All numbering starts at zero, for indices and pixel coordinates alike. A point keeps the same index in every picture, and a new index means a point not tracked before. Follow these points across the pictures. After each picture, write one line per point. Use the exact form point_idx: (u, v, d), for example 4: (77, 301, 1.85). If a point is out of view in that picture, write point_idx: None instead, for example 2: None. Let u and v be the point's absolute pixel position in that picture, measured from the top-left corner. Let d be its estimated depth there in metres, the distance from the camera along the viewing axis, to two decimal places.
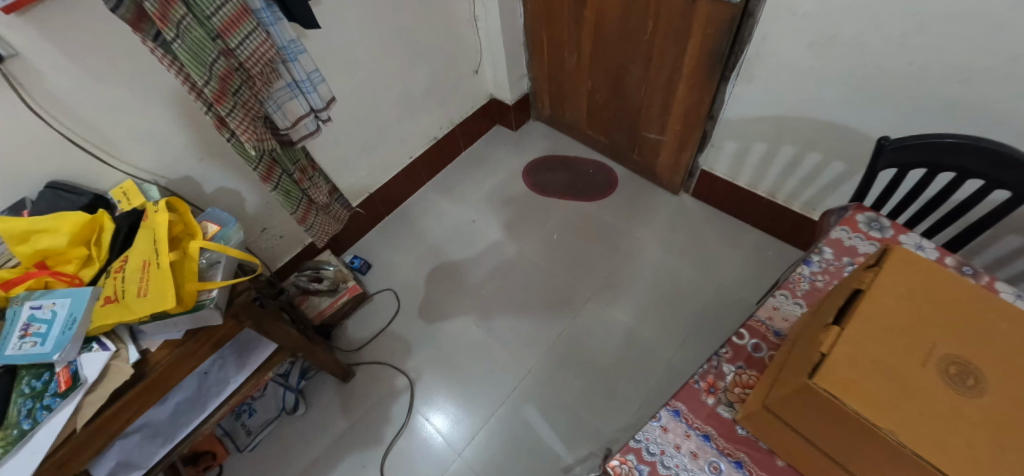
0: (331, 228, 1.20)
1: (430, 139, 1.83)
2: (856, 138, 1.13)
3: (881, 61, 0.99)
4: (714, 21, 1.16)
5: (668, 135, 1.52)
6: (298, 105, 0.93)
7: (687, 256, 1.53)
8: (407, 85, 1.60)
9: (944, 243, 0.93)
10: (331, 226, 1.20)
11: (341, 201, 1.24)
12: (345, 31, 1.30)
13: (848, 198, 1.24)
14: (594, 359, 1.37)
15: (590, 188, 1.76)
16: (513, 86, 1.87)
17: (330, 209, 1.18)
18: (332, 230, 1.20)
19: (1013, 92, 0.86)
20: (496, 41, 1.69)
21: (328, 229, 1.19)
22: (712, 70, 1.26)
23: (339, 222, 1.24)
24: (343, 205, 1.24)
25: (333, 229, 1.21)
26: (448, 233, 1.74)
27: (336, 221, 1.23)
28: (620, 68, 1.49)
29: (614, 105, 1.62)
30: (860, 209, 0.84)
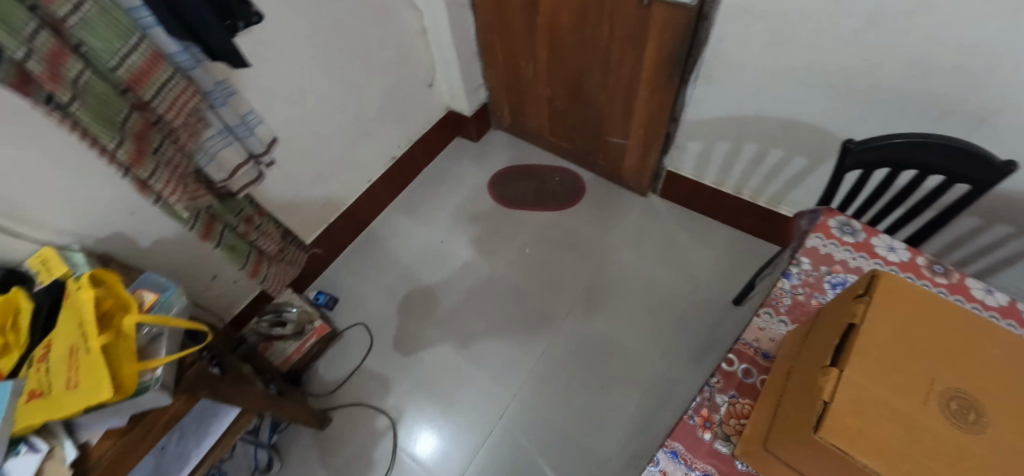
0: (286, 275, 1.12)
1: (388, 160, 1.74)
2: (815, 133, 1.15)
3: (836, 58, 1.00)
4: (670, 25, 1.13)
5: (632, 139, 1.50)
6: (236, 153, 0.85)
7: (661, 258, 1.53)
8: (359, 107, 1.51)
9: (909, 235, 0.95)
10: (285, 272, 1.11)
11: (294, 243, 1.15)
12: (286, 58, 1.20)
13: (811, 191, 1.26)
14: (581, 375, 1.34)
15: (558, 197, 1.73)
16: (471, 98, 1.81)
17: (281, 255, 1.09)
18: (288, 277, 1.11)
19: (961, 83, 0.89)
20: (449, 53, 1.62)
21: (283, 276, 1.10)
22: (671, 75, 1.24)
23: (294, 266, 1.15)
24: (295, 249, 1.16)
25: (289, 275, 1.12)
26: (418, 257, 1.67)
27: (290, 266, 1.14)
28: (579, 75, 1.46)
29: (576, 111, 1.59)
30: (831, 214, 0.84)
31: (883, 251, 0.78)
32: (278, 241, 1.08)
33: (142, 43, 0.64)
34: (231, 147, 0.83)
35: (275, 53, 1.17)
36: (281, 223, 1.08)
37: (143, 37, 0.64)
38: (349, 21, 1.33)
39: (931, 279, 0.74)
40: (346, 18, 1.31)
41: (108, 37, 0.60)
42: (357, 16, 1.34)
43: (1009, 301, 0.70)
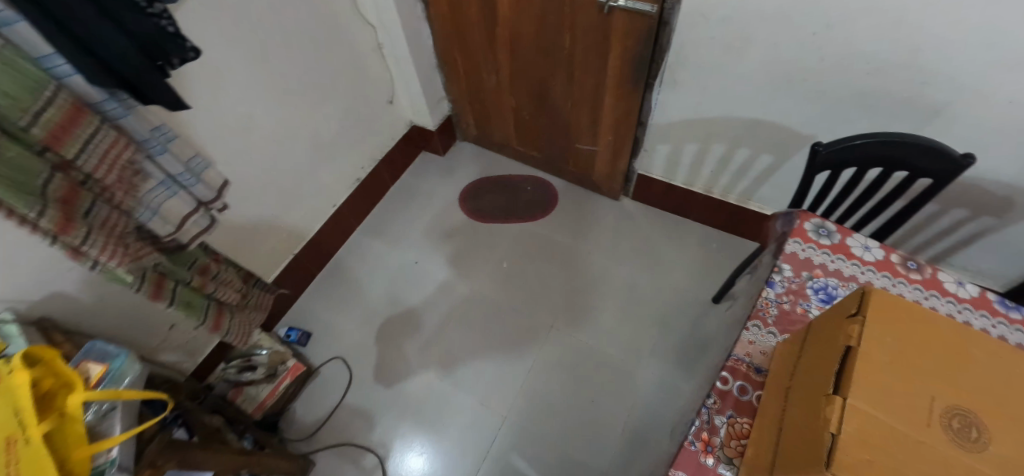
0: (250, 323, 1.04)
1: (351, 182, 1.67)
2: (779, 131, 1.17)
3: (795, 60, 1.02)
4: (632, 32, 1.12)
5: (601, 145, 1.49)
6: (182, 203, 0.77)
7: (639, 262, 1.53)
8: (317, 130, 1.43)
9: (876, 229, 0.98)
10: (248, 320, 1.03)
11: (255, 288, 1.07)
12: (233, 86, 1.11)
13: (777, 187, 1.29)
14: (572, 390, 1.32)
15: (532, 207, 1.70)
16: (434, 111, 1.75)
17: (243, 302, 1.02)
18: (252, 325, 1.04)
19: (915, 80, 0.92)
20: (408, 68, 1.56)
21: (247, 325, 1.03)
22: (636, 81, 1.23)
23: (258, 312, 1.08)
24: (256, 295, 1.08)
25: (252, 323, 1.04)
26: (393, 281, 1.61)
27: (254, 312, 1.06)
28: (543, 84, 1.43)
29: (543, 120, 1.56)
30: (806, 217, 0.85)
31: (858, 251, 0.80)
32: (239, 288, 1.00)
33: (58, 95, 0.57)
34: (176, 197, 0.76)
35: (221, 82, 1.08)
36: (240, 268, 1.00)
37: (58, 88, 0.57)
38: (299, 41, 1.25)
39: (905, 276, 0.76)
40: (295, 39, 1.23)
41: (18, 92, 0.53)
42: (307, 35, 1.26)
43: (978, 292, 0.74)
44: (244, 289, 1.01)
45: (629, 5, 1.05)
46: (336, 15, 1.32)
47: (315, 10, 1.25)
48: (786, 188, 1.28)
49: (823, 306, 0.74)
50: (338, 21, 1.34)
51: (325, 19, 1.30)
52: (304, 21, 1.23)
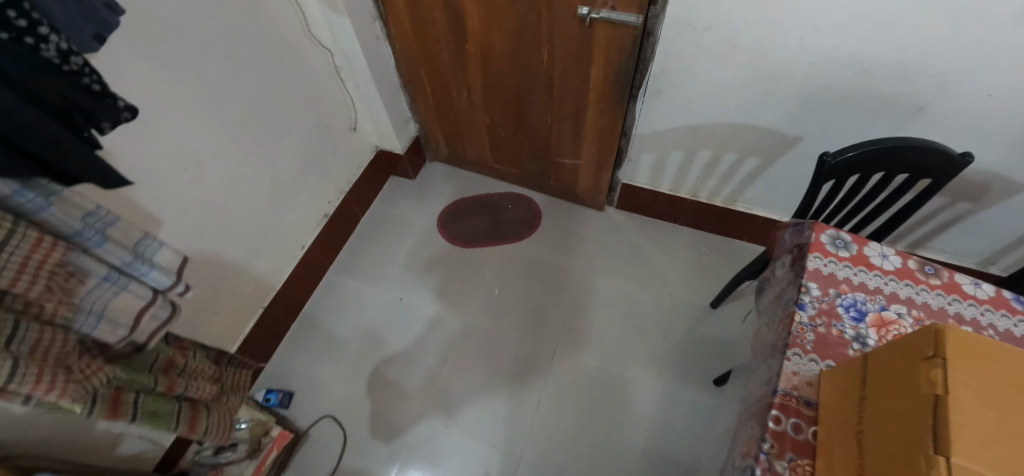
0: (229, 412, 0.91)
1: (318, 220, 1.51)
2: (766, 134, 1.16)
3: (782, 65, 1.00)
4: (616, 44, 1.06)
5: (584, 158, 1.43)
6: (135, 298, 0.65)
7: (634, 272, 1.49)
8: (275, 169, 1.28)
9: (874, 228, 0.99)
10: (225, 411, 0.89)
11: (221, 372, 0.93)
12: (175, 132, 0.96)
13: (765, 187, 1.30)
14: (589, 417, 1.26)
15: (516, 226, 1.62)
16: (401, 133, 1.63)
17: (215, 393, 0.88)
18: (230, 416, 0.91)
19: (901, 78, 0.93)
20: (370, 91, 1.44)
21: (226, 417, 0.90)
22: (619, 92, 1.17)
23: (231, 400, 0.94)
24: (225, 381, 0.94)
25: (230, 415, 0.91)
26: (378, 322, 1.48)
27: (227, 400, 0.93)
28: (519, 99, 1.35)
29: (520, 135, 1.48)
30: (821, 228, 0.83)
31: (877, 260, 0.79)
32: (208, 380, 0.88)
33: None
34: (125, 292, 0.64)
35: (162, 129, 0.93)
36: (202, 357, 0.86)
37: None
38: (247, 73, 1.10)
39: (926, 282, 0.76)
40: (243, 71, 1.09)
41: None
42: (255, 66, 1.12)
43: (994, 291, 0.75)
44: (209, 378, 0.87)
45: (614, 15, 1.00)
46: (285, 41, 1.19)
47: (262, 37, 1.12)
48: (773, 187, 1.29)
49: (856, 325, 0.72)
50: (288, 47, 1.21)
51: (274, 46, 1.16)
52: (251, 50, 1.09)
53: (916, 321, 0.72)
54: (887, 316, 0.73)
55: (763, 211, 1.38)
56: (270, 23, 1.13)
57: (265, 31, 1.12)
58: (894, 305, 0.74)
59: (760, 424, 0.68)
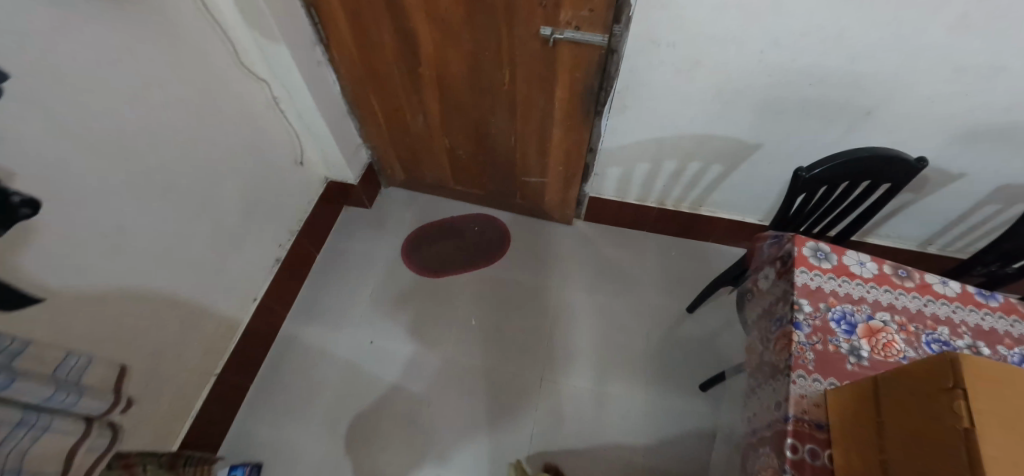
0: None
1: (268, 267, 1.36)
2: (728, 143, 1.18)
3: (744, 77, 1.02)
4: (581, 63, 1.03)
5: (551, 177, 1.37)
6: (58, 436, 0.58)
7: (610, 285, 1.48)
8: (213, 218, 1.13)
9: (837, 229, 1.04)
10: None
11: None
12: (89, 194, 0.81)
13: (729, 191, 1.33)
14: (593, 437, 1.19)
15: (486, 249, 1.55)
16: (353, 162, 1.51)
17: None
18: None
19: (852, 85, 0.98)
20: (315, 120, 1.32)
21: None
22: (586, 110, 1.13)
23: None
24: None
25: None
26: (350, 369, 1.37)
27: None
28: (480, 121, 1.27)
29: (482, 157, 1.40)
30: (802, 241, 0.84)
31: (856, 268, 0.82)
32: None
33: None
34: (50, 431, 0.57)
35: (74, 193, 0.78)
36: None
37: None
38: (174, 116, 0.97)
39: (902, 286, 0.80)
40: (168, 114, 0.94)
41: None
42: (184, 106, 0.98)
43: (960, 287, 0.80)
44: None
45: (579, 35, 0.96)
46: (215, 75, 1.06)
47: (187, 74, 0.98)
48: (736, 191, 1.32)
49: (849, 338, 0.74)
50: (219, 81, 1.07)
51: (202, 82, 1.02)
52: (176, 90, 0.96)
53: (900, 327, 0.76)
54: (875, 324, 0.76)
55: (727, 214, 1.42)
56: (196, 56, 1.00)
57: (190, 66, 0.99)
58: (879, 313, 0.77)
59: (776, 452, 0.68)
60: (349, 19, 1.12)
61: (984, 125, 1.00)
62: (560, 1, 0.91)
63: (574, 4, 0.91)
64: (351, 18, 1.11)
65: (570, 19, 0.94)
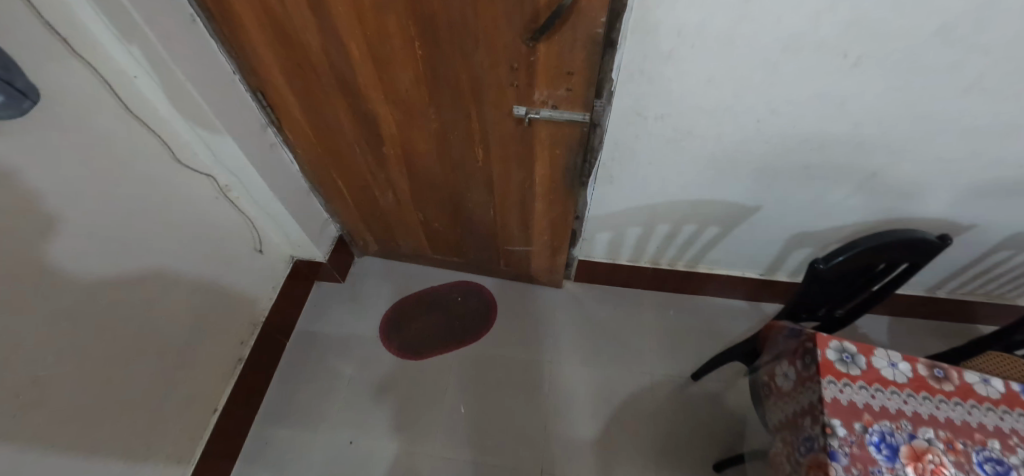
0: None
1: (230, 370, 1.22)
2: (724, 207, 1.10)
3: (740, 146, 0.93)
4: (561, 141, 0.92)
5: (536, 245, 1.26)
6: None
7: (608, 352, 1.38)
8: (156, 334, 0.99)
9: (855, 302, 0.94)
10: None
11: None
12: None
13: (727, 250, 1.25)
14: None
15: (471, 322, 1.44)
16: (319, 240, 1.39)
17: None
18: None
19: (857, 149, 0.90)
20: (272, 203, 1.19)
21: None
22: (570, 186, 1.03)
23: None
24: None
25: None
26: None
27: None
28: (455, 196, 1.16)
29: (460, 229, 1.29)
30: (825, 342, 0.75)
31: (887, 371, 0.73)
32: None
33: None
34: None
35: None
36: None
37: None
38: (96, 232, 0.84)
39: (941, 391, 0.71)
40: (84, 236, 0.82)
41: None
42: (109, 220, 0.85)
43: (1004, 386, 0.72)
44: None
45: (557, 114, 0.86)
46: (147, 177, 0.93)
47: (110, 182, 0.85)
48: (734, 250, 1.24)
49: (893, 467, 0.64)
50: (154, 182, 0.95)
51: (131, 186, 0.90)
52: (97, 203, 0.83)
53: (947, 446, 0.66)
54: (918, 445, 0.66)
55: (725, 269, 1.34)
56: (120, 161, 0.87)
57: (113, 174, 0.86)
58: (921, 430, 0.68)
59: None
60: (300, 101, 1.01)
61: (1000, 180, 0.92)
62: (532, 81, 0.81)
63: (549, 83, 0.81)
64: (301, 99, 1.00)
65: (544, 98, 0.84)
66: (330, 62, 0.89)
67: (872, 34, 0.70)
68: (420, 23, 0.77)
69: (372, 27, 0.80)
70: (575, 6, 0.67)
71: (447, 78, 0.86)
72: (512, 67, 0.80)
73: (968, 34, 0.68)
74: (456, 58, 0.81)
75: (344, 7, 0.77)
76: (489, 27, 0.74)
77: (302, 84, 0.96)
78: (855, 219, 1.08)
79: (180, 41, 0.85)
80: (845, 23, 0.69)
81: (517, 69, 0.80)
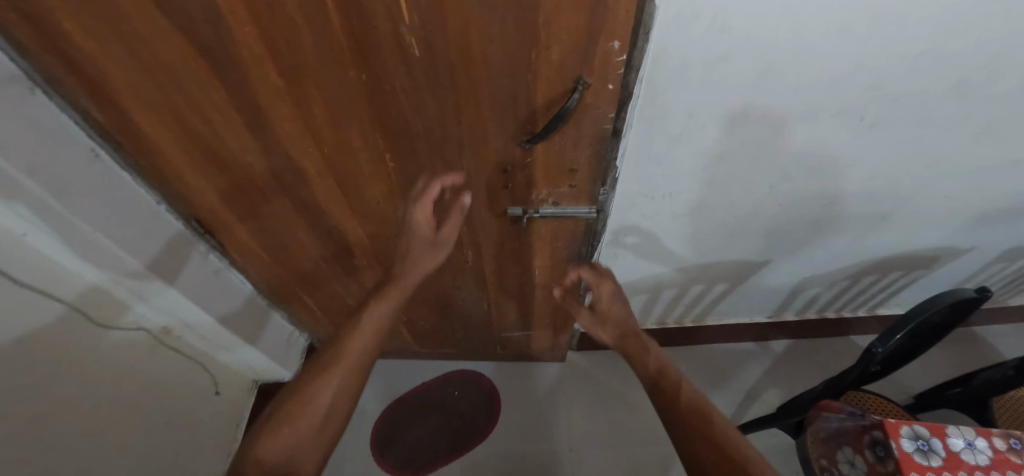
0: (309, 429, 0.55)
1: (161, 432, 0.95)
2: (732, 267, 1.04)
3: (751, 211, 0.87)
4: (563, 234, 0.82)
5: (536, 329, 1.14)
6: None
7: (628, 425, 1.27)
8: None
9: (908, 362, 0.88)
10: (287, 439, 0.54)
11: (243, 450, 0.54)
12: None
13: (734, 302, 1.19)
14: (609, 308, 0.72)
15: (474, 418, 1.29)
16: (286, 357, 1.20)
17: (274, 433, 0.53)
18: (316, 420, 0.55)
19: (864, 200, 0.86)
20: (223, 335, 1.00)
21: (293, 435, 0.54)
22: (574, 273, 0.92)
23: (334, 365, 0.58)
24: (251, 452, 0.53)
25: (315, 424, 0.55)
26: (412, 239, 0.71)
27: (301, 412, 0.55)
28: (442, 296, 1.03)
29: (450, 324, 1.15)
30: (896, 431, 0.67)
31: (966, 454, 0.66)
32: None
33: None
34: None
35: None
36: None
37: None
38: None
39: None
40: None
41: None
42: (17, 425, 0.64)
43: None
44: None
45: (560, 211, 0.75)
46: (62, 354, 0.72)
47: (16, 376, 0.64)
48: (742, 300, 1.18)
49: None
50: (74, 356, 0.74)
51: (43, 373, 0.68)
52: (2, 410, 0.62)
53: None
54: None
55: (732, 317, 1.29)
56: (24, 348, 0.65)
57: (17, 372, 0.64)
58: None
59: None
60: (246, 224, 0.85)
61: (998, 209, 0.91)
62: (529, 181, 0.70)
63: (549, 181, 0.70)
64: (249, 223, 0.84)
65: (544, 196, 0.73)
66: (281, 185, 0.75)
67: (888, 97, 0.66)
68: (391, 136, 0.65)
69: (332, 143, 0.67)
70: (580, 104, 0.58)
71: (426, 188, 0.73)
72: (505, 170, 0.69)
73: (980, 89, 0.65)
74: (437, 166, 0.69)
75: (296, 124, 0.64)
76: (476, 134, 0.63)
77: (248, 207, 0.80)
78: (860, 259, 1.05)
79: (83, 184, 0.67)
80: (864, 90, 0.64)
81: (511, 171, 0.69)
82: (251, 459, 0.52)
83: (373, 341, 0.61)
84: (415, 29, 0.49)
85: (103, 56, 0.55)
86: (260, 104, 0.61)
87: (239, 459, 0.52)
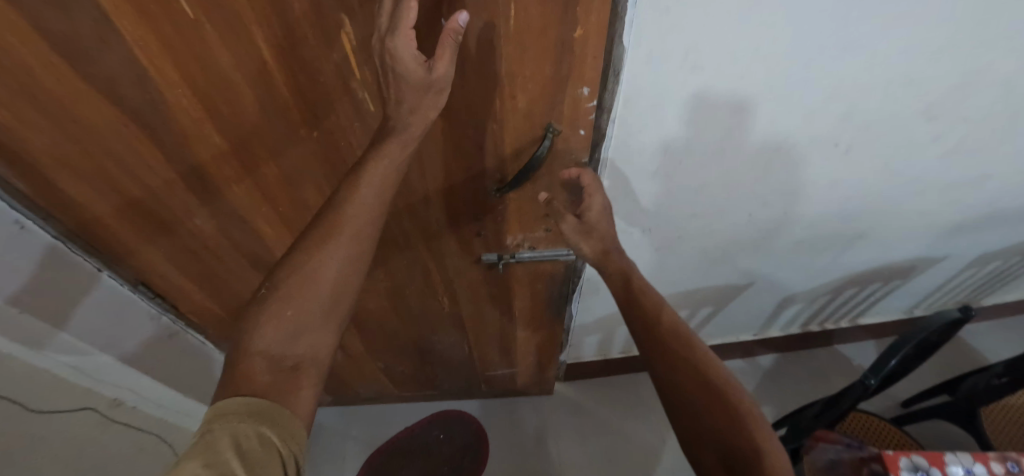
0: (317, 308, 0.44)
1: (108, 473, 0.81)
2: (716, 290, 1.02)
3: (731, 239, 0.85)
4: (542, 275, 0.78)
5: (521, 365, 1.10)
6: None
7: (622, 456, 1.22)
8: None
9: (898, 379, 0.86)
10: (294, 321, 0.43)
11: (238, 340, 0.44)
12: None
13: (720, 322, 1.17)
14: (598, 222, 0.61)
15: (461, 462, 1.22)
16: None
17: (277, 316, 0.43)
18: (325, 300, 0.45)
19: (844, 219, 0.85)
20: (170, 394, 0.93)
21: (299, 319, 0.43)
22: (556, 312, 0.88)
23: (332, 240, 0.44)
24: (251, 345, 0.43)
25: (324, 306, 0.44)
26: (400, 84, 0.40)
27: (306, 291, 0.43)
28: (420, 341, 0.97)
29: (430, 367, 1.09)
30: (895, 464, 0.66)
31: None
32: (261, 386, 0.41)
33: None
34: None
35: None
36: (228, 397, 0.40)
37: None
38: None
39: None
40: None
41: (205, 453, 0.36)
42: None
43: None
44: (270, 395, 0.40)
45: (537, 254, 0.71)
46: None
47: None
48: (729, 320, 1.17)
49: None
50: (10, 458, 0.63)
51: None
52: None
53: None
54: None
55: (719, 337, 1.27)
56: None
57: None
58: None
59: None
60: (198, 282, 0.78)
61: (968, 220, 0.92)
62: (503, 227, 0.66)
63: (524, 226, 0.67)
64: (200, 280, 0.77)
65: (520, 241, 0.69)
66: (233, 242, 0.70)
67: (861, 123, 0.65)
68: None
69: (286, 199, 0.62)
70: (552, 150, 0.54)
71: (392, 239, 0.69)
72: (476, 217, 0.65)
73: (952, 110, 0.64)
74: (403, 219, 0.65)
75: (244, 185, 0.59)
76: (442, 185, 0.59)
77: (198, 266, 0.74)
78: (841, 275, 1.04)
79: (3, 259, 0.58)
80: (839, 117, 0.63)
81: (484, 219, 0.65)
82: (252, 355, 0.42)
83: (378, 204, 0.46)
84: (367, 83, 0.46)
85: (19, 126, 0.49)
86: (203, 166, 0.56)
87: (232, 358, 0.42)
